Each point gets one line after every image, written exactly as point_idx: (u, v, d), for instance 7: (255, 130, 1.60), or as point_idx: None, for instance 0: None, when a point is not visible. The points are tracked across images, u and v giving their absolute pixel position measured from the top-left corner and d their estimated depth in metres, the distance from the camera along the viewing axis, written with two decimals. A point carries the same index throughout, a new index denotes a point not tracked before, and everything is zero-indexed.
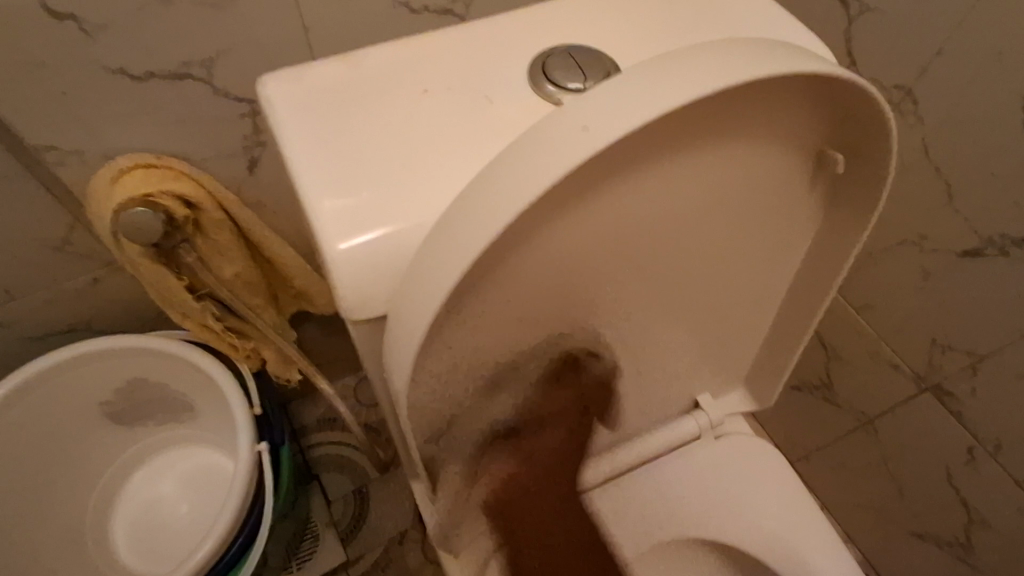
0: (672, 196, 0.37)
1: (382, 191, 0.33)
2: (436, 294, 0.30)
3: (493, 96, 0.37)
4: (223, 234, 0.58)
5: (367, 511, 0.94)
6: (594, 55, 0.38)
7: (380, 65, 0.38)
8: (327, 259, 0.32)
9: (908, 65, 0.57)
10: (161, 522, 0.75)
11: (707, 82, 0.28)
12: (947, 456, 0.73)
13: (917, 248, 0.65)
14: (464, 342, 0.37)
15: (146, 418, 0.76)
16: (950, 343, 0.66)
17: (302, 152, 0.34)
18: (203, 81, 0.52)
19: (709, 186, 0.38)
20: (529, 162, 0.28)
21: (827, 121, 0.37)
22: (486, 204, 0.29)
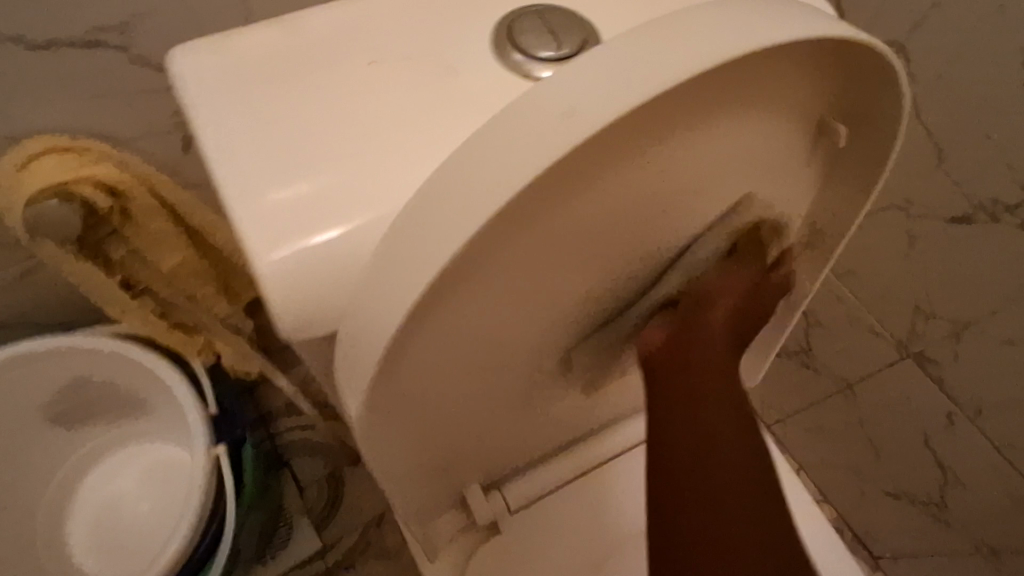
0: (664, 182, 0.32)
1: (325, 186, 0.28)
2: (385, 314, 0.25)
3: (452, 67, 0.31)
4: (159, 221, 0.52)
5: (344, 495, 0.92)
6: (568, 17, 0.32)
7: (317, 30, 0.32)
8: (256, 274, 0.27)
9: (902, 19, 0.52)
10: (121, 522, 0.72)
11: (708, 52, 0.23)
12: (925, 422, 0.72)
13: (903, 215, 0.61)
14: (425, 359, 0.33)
15: (97, 416, 0.72)
16: (933, 311, 0.63)
17: (223, 140, 0.28)
18: (114, 50, 0.45)
19: (703, 169, 0.33)
20: (496, 154, 0.23)
21: (836, 89, 0.32)
22: (445, 213, 0.24)
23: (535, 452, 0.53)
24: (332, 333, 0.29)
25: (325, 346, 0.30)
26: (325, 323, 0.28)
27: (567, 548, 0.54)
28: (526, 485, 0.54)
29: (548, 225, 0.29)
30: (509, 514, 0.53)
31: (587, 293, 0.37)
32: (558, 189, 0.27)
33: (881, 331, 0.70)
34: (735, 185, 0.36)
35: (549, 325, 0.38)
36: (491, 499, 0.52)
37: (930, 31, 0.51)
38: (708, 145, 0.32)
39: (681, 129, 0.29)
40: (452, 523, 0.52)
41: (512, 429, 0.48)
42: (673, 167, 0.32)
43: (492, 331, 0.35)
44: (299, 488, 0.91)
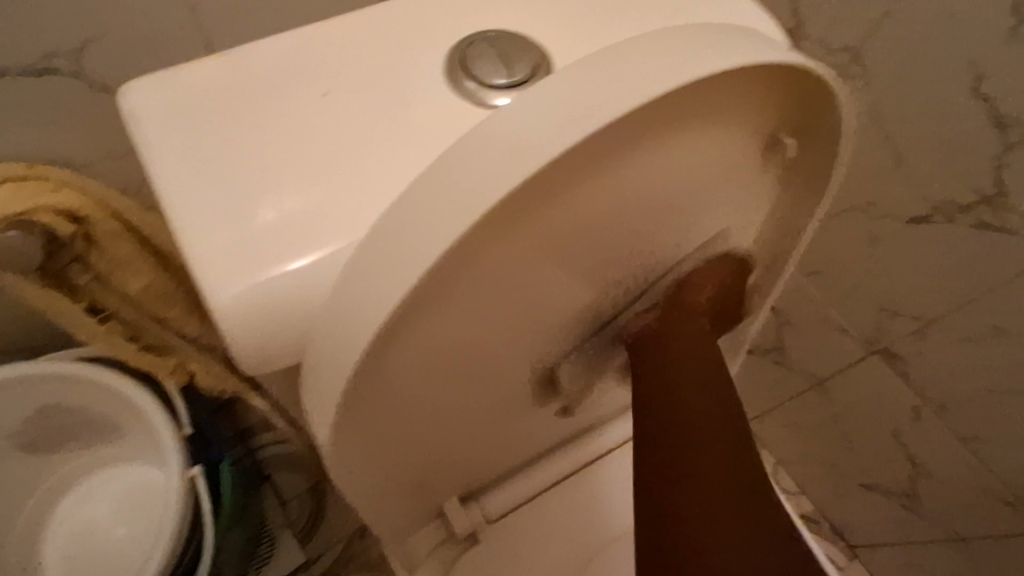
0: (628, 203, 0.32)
1: (280, 219, 0.28)
2: (340, 346, 0.25)
3: (407, 96, 0.31)
4: (122, 245, 0.51)
5: (326, 507, 0.94)
6: (518, 42, 0.32)
7: (270, 63, 0.32)
8: (211, 311, 0.27)
9: (856, 26, 0.53)
10: (95, 547, 0.71)
11: (653, 78, 0.23)
12: (895, 416, 0.74)
13: (865, 216, 0.62)
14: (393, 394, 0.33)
15: (68, 441, 0.72)
16: (898, 309, 0.65)
17: (177, 176, 0.28)
18: (68, 75, 0.45)
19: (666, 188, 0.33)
20: (434, 190, 0.23)
21: (787, 104, 0.32)
22: (396, 251, 0.23)
23: (513, 463, 0.53)
24: (291, 364, 0.29)
25: (287, 377, 0.30)
26: (282, 357, 0.28)
27: (549, 557, 0.54)
28: (506, 495, 0.54)
29: (510, 250, 0.29)
30: (487, 525, 0.53)
31: (555, 313, 0.37)
32: (514, 217, 0.27)
33: (850, 329, 0.72)
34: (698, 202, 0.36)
35: (520, 346, 0.38)
36: (469, 511, 0.52)
37: (882, 38, 0.52)
38: (669, 166, 0.31)
39: (637, 153, 0.29)
40: (430, 536, 0.51)
41: (489, 442, 0.47)
42: (635, 188, 0.31)
43: (460, 358, 0.34)
44: (280, 501, 0.92)
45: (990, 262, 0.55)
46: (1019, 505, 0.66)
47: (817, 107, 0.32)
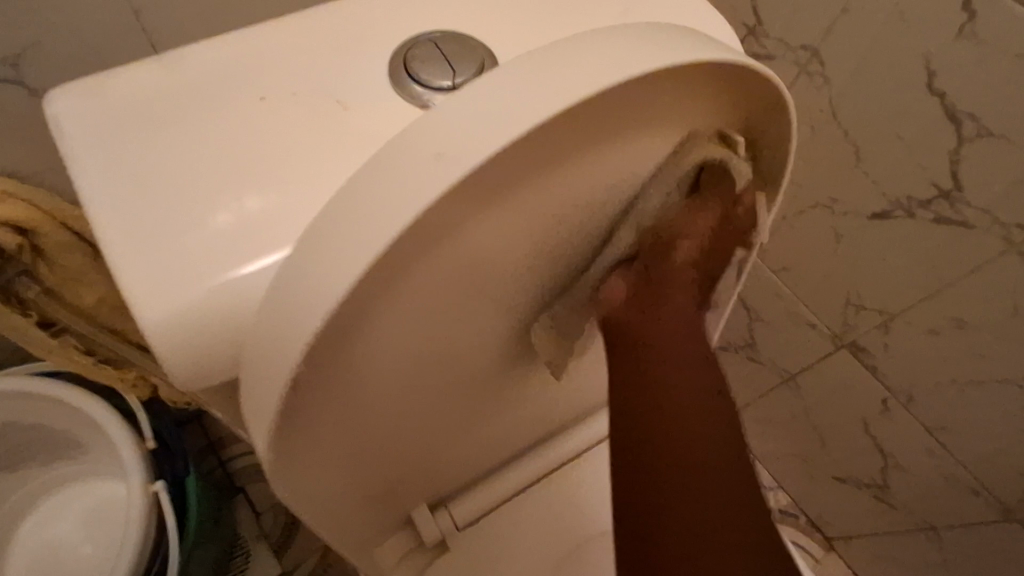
0: (576, 204, 0.32)
1: (212, 231, 0.27)
2: (277, 358, 0.25)
3: (347, 99, 0.31)
4: (75, 256, 0.49)
5: (302, 519, 0.90)
6: (463, 43, 0.32)
7: (204, 68, 0.31)
8: (140, 327, 0.26)
9: (814, 24, 0.53)
10: (60, 567, 0.69)
11: (591, 78, 0.22)
12: (864, 408, 0.74)
13: (829, 212, 0.63)
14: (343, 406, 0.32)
15: (27, 458, 0.70)
16: (862, 303, 0.66)
17: (104, 187, 0.27)
18: (10, 83, 0.43)
19: (613, 190, 0.33)
20: (362, 199, 0.22)
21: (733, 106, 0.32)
22: (325, 265, 0.23)
23: (482, 468, 0.53)
24: (233, 376, 0.28)
25: (231, 390, 0.29)
26: (221, 370, 0.27)
27: (517, 560, 0.54)
28: (478, 500, 0.53)
29: (459, 250, 0.28)
30: (458, 531, 0.52)
31: (510, 318, 0.37)
32: (459, 222, 0.26)
33: (818, 323, 0.72)
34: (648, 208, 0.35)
35: (474, 351, 0.37)
36: (438, 518, 0.51)
37: (839, 36, 0.52)
38: (614, 168, 0.31)
39: (576, 156, 0.28)
40: (399, 546, 0.50)
41: (454, 447, 0.47)
42: (582, 189, 0.31)
43: (413, 366, 0.34)
44: (255, 513, 0.89)
45: (949, 254, 0.55)
46: (986, 494, 0.67)
47: (760, 106, 0.32)
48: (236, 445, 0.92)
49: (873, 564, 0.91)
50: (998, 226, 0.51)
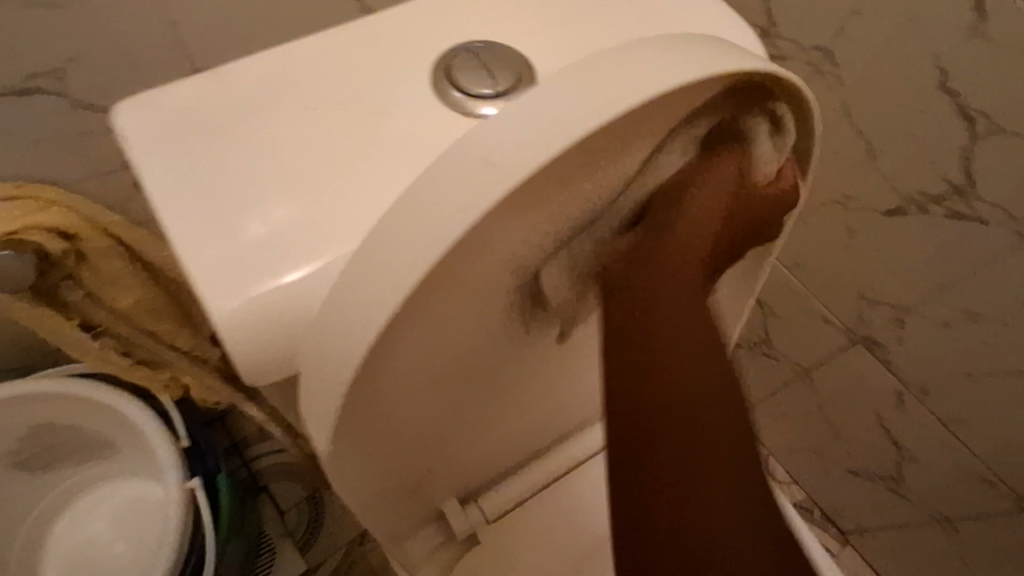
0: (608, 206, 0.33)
1: (275, 233, 0.29)
2: (336, 357, 0.26)
3: (391, 108, 0.32)
4: (114, 261, 0.52)
5: (327, 515, 0.93)
6: (500, 52, 0.34)
7: (255, 80, 0.33)
8: (210, 326, 0.27)
9: (826, 25, 0.55)
10: (96, 565, 0.71)
11: (634, 89, 0.24)
12: (879, 402, 0.76)
13: (843, 209, 0.64)
14: (389, 403, 0.34)
15: (61, 459, 0.72)
16: (876, 298, 0.67)
17: (170, 195, 0.29)
18: (53, 95, 0.45)
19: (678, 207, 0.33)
20: (417, 206, 0.24)
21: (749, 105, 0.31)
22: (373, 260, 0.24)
23: (508, 462, 0.54)
24: (289, 375, 0.30)
25: (286, 389, 0.31)
26: (282, 367, 0.29)
27: (545, 554, 0.55)
28: (506, 494, 0.54)
29: (503, 244, 0.29)
30: (486, 524, 0.54)
31: (541, 311, 0.39)
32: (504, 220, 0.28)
33: (832, 319, 0.74)
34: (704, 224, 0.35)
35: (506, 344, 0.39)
36: (468, 512, 0.53)
37: (852, 37, 0.53)
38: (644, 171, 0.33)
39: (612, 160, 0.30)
40: (430, 537, 0.52)
41: (485, 440, 0.48)
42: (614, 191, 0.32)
43: (450, 359, 0.35)
44: (280, 511, 0.91)
45: (962, 250, 0.56)
46: (1001, 485, 0.68)
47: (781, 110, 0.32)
48: (260, 446, 0.91)
49: (887, 556, 0.92)
50: (1011, 222, 0.52)
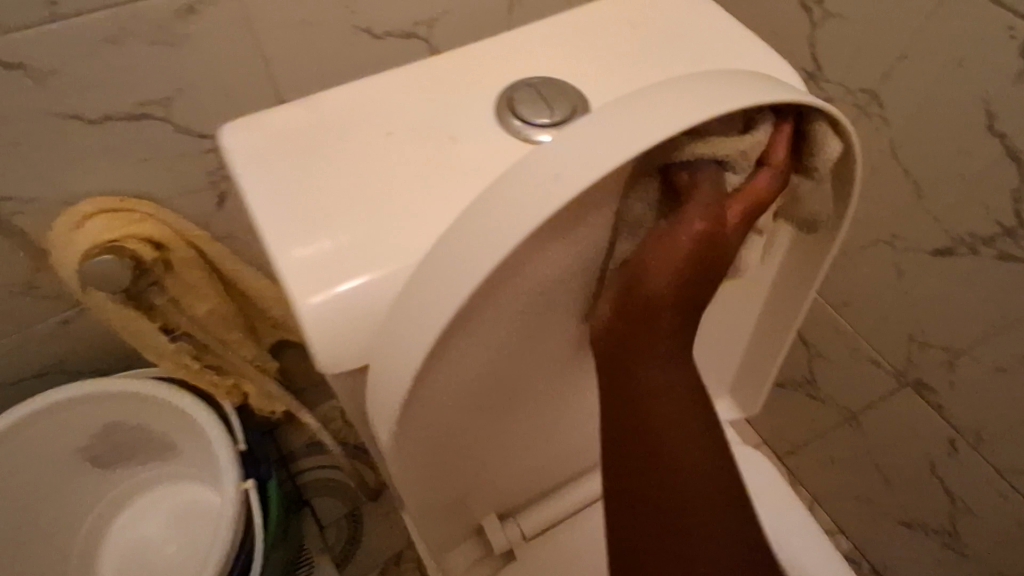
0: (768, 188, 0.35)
1: (355, 239, 0.32)
2: (405, 351, 0.29)
3: (460, 133, 0.36)
4: (195, 271, 0.57)
5: (363, 536, 0.93)
6: (558, 86, 0.37)
7: (343, 107, 0.37)
8: (296, 317, 0.31)
9: (873, 69, 0.57)
10: (149, 562, 0.75)
11: (684, 115, 0.26)
12: (931, 448, 0.73)
13: (891, 248, 0.65)
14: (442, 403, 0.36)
15: (127, 459, 0.76)
16: (927, 340, 0.66)
17: (267, 203, 0.33)
18: (160, 121, 0.50)
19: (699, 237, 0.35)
20: (485, 218, 0.27)
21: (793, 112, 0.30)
22: (432, 258, 0.28)
23: (549, 482, 0.56)
24: (359, 367, 0.33)
25: (355, 383, 0.34)
26: (355, 360, 0.32)
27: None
28: (543, 513, 0.56)
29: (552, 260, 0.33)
30: (523, 541, 0.55)
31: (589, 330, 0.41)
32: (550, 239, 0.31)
33: (880, 361, 0.73)
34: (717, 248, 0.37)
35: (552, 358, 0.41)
36: (507, 528, 0.54)
37: (899, 80, 0.55)
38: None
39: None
40: (468, 552, 0.54)
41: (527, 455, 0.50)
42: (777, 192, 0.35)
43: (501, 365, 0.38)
44: (320, 527, 0.93)
45: (1017, 292, 0.56)
46: None
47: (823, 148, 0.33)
48: (307, 459, 0.97)
49: None
50: None
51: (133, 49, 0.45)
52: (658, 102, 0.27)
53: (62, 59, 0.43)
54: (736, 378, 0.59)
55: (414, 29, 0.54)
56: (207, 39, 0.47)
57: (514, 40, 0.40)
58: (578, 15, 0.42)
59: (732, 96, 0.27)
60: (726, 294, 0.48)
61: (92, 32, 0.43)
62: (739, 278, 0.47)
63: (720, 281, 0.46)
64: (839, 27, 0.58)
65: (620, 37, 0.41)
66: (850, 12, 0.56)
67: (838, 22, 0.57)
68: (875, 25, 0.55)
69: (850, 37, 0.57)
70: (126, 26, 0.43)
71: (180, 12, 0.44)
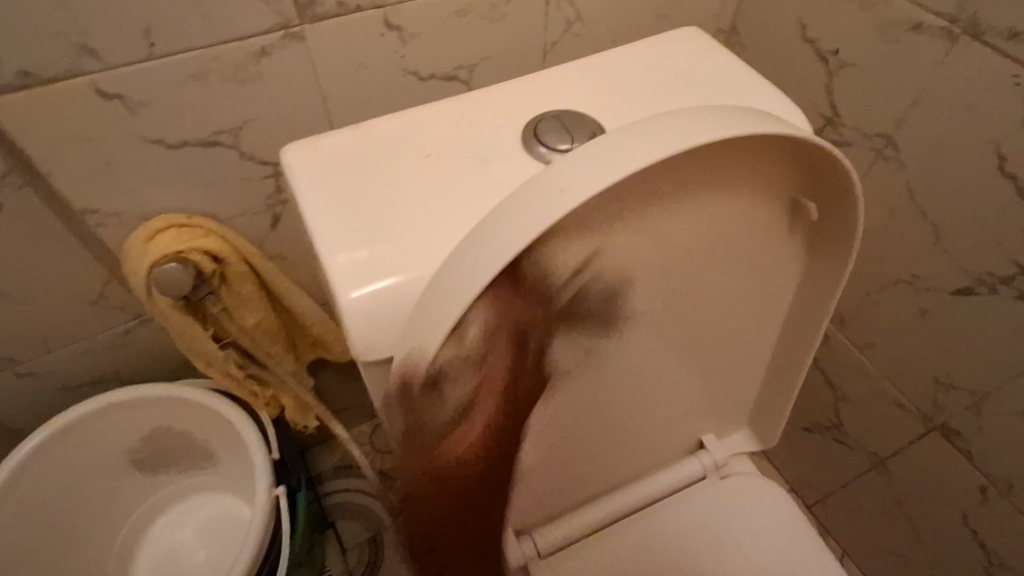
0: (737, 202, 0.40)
1: (391, 244, 0.36)
2: (425, 341, 0.32)
3: (490, 157, 0.40)
4: (247, 285, 0.62)
5: (384, 558, 0.94)
6: (578, 117, 0.41)
7: (388, 133, 0.42)
8: (336, 308, 0.35)
9: (887, 115, 0.60)
10: (179, 568, 0.79)
11: (681, 141, 0.30)
12: (962, 497, 0.71)
13: (911, 288, 0.66)
14: None
15: (169, 465, 0.81)
16: (951, 382, 0.66)
17: (318, 211, 0.38)
18: (229, 148, 0.56)
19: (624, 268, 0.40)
20: (502, 223, 0.30)
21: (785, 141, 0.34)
22: (456, 258, 0.32)
23: (564, 504, 0.58)
24: (388, 357, 0.36)
25: (384, 374, 0.37)
26: (384, 349, 0.35)
27: None
28: (557, 533, 0.58)
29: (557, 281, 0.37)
30: (537, 561, 0.58)
31: (601, 344, 0.45)
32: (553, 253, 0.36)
33: (906, 404, 0.72)
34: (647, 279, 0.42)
35: (565, 370, 0.44)
36: (521, 543, 0.58)
37: (912, 125, 0.58)
38: (670, 228, 0.39)
39: (645, 211, 0.37)
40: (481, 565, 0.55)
41: (540, 472, 0.53)
42: (723, 207, 0.40)
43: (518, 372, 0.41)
44: (341, 549, 0.95)
45: None
46: None
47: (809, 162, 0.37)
48: (334, 481, 1.00)
49: None
50: None
51: (214, 83, 0.51)
52: (659, 128, 0.30)
53: (154, 90, 0.50)
54: (756, 412, 0.61)
55: (455, 72, 0.61)
56: (276, 77, 0.53)
57: (541, 79, 0.45)
58: (600, 59, 0.47)
59: (726, 127, 0.31)
60: (740, 324, 0.50)
61: (181, 69, 0.49)
62: (752, 309, 0.49)
63: (730, 308, 0.48)
64: (854, 76, 0.61)
65: (636, 77, 0.45)
66: (864, 62, 0.60)
67: (852, 71, 0.61)
68: (886, 75, 0.58)
69: (864, 85, 0.61)
70: (208, 65, 0.50)
71: (254, 55, 0.51)
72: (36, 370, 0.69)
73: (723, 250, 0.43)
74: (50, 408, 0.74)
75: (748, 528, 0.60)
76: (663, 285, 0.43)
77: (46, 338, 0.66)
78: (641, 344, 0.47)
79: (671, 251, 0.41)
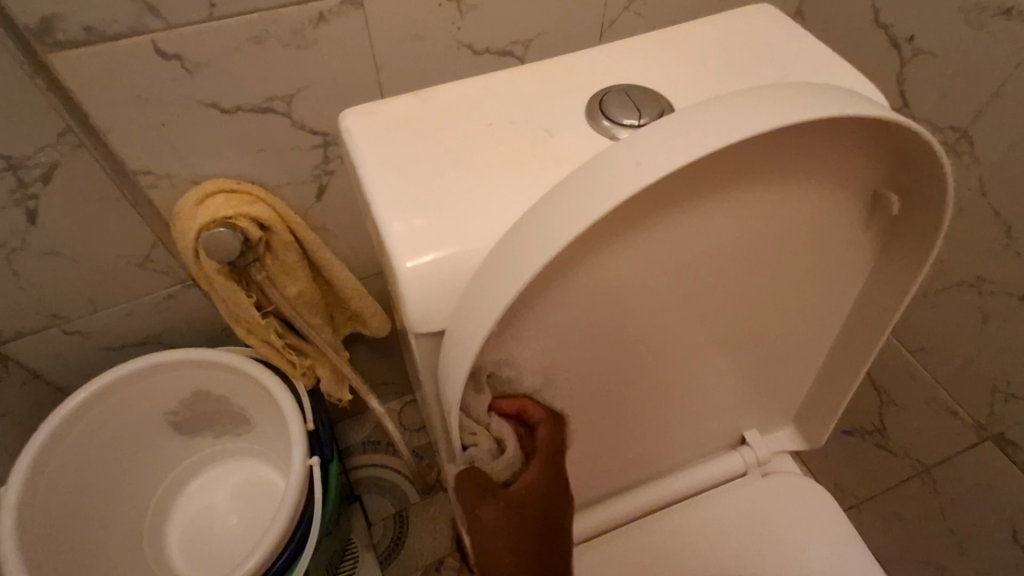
0: (811, 187, 0.38)
1: (452, 211, 0.36)
2: (481, 313, 0.31)
3: (554, 129, 0.39)
4: (291, 255, 0.63)
5: (408, 536, 0.95)
6: (647, 93, 0.40)
7: (450, 101, 0.42)
8: (395, 273, 0.34)
9: (963, 108, 0.57)
10: (212, 530, 0.81)
11: (771, 118, 0.28)
12: (1012, 512, 0.68)
13: (976, 291, 0.63)
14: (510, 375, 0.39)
15: (206, 429, 0.83)
16: (1012, 392, 0.62)
17: (379, 176, 0.38)
18: (281, 114, 0.56)
19: (682, 252, 0.38)
20: (572, 197, 0.29)
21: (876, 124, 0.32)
22: (520, 230, 0.31)
23: (596, 491, 0.57)
24: (439, 330, 0.35)
25: (435, 347, 0.36)
26: (437, 321, 0.34)
27: None
28: (592, 518, 0.57)
29: (610, 259, 0.36)
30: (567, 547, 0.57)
31: (653, 332, 0.43)
32: (616, 231, 0.34)
33: (959, 412, 0.69)
34: (703, 264, 0.40)
35: (615, 354, 0.43)
36: None
37: (991, 118, 0.55)
38: (739, 209, 0.37)
39: (713, 191, 0.35)
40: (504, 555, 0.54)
41: (573, 459, 0.52)
42: (795, 193, 0.38)
43: (559, 356, 0.40)
44: (367, 522, 0.96)
45: None
46: None
47: (896, 147, 0.35)
48: (362, 455, 1.01)
49: None
50: None
51: (271, 47, 0.51)
52: (747, 104, 0.29)
53: (211, 52, 0.49)
54: (802, 410, 0.59)
55: (510, 47, 0.60)
56: (331, 43, 0.52)
57: (606, 53, 0.44)
58: (667, 33, 0.46)
59: (819, 106, 0.29)
60: (798, 318, 0.48)
61: (239, 32, 0.49)
62: (816, 303, 0.47)
63: (792, 303, 0.46)
64: (929, 64, 0.58)
65: (706, 53, 0.44)
66: (942, 49, 0.56)
67: (927, 59, 0.58)
68: (966, 64, 0.55)
69: (941, 74, 0.57)
70: (266, 28, 0.49)
71: (312, 20, 0.50)
72: (83, 329, 0.70)
73: (791, 238, 0.41)
74: (94, 367, 0.75)
75: (787, 528, 0.59)
76: (725, 272, 0.41)
77: (94, 297, 0.67)
78: (693, 334, 0.46)
79: (734, 237, 0.39)
